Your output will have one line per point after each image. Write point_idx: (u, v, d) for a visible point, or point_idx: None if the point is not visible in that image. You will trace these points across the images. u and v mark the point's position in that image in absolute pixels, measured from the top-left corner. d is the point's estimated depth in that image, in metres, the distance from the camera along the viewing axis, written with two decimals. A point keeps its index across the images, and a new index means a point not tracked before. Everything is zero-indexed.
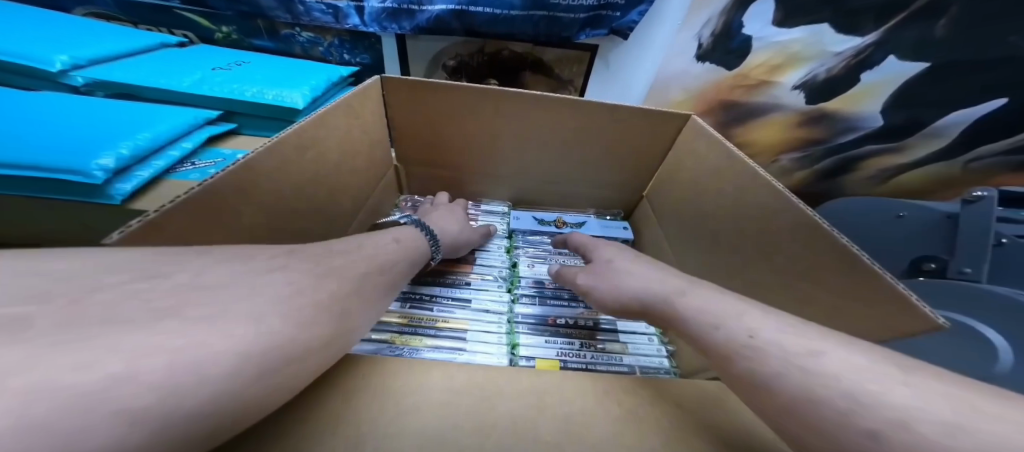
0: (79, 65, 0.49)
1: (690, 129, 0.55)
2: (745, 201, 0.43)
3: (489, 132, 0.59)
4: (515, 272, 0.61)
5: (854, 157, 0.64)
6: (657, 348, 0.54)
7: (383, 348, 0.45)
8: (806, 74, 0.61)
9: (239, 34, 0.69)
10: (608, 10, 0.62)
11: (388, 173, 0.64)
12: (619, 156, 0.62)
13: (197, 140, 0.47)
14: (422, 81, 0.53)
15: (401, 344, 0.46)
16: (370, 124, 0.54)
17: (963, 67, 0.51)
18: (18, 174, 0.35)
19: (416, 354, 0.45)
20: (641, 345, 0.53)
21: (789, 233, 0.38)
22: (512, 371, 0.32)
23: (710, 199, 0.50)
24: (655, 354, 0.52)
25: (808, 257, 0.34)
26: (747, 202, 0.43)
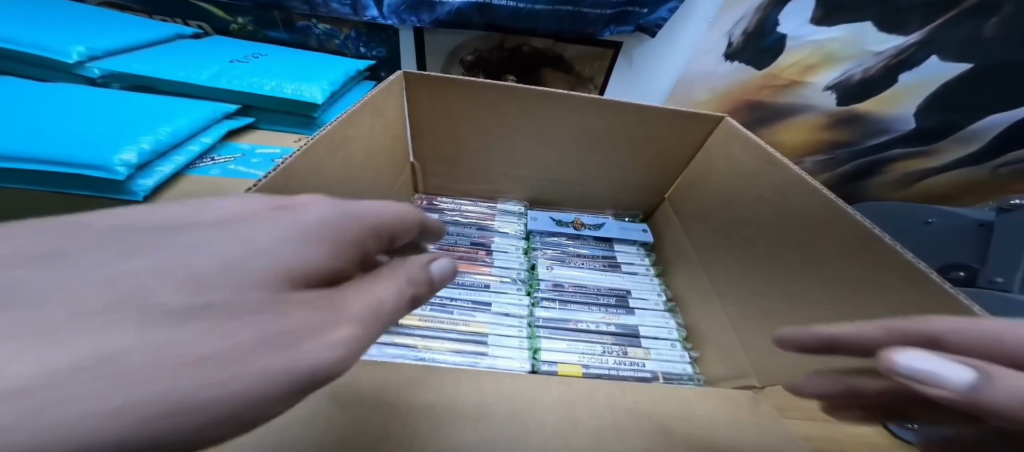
0: (95, 56, 0.47)
1: (723, 131, 0.54)
2: (784, 207, 0.41)
3: (510, 129, 0.57)
4: (533, 275, 0.58)
5: (883, 160, 0.58)
6: (680, 354, 0.49)
7: (402, 354, 0.43)
8: (840, 74, 0.60)
9: (254, 25, 0.68)
10: (635, 6, 0.61)
11: (405, 170, 0.62)
12: (643, 157, 0.60)
13: (217, 134, 0.46)
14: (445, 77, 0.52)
15: (425, 348, 0.45)
16: (392, 122, 0.52)
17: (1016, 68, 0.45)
18: (35, 167, 0.34)
19: (436, 360, 0.44)
20: (663, 351, 0.49)
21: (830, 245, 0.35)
22: (541, 380, 0.31)
23: (742, 203, 0.48)
24: (680, 361, 0.48)
25: (850, 268, 0.32)
26: (785, 206, 0.41)
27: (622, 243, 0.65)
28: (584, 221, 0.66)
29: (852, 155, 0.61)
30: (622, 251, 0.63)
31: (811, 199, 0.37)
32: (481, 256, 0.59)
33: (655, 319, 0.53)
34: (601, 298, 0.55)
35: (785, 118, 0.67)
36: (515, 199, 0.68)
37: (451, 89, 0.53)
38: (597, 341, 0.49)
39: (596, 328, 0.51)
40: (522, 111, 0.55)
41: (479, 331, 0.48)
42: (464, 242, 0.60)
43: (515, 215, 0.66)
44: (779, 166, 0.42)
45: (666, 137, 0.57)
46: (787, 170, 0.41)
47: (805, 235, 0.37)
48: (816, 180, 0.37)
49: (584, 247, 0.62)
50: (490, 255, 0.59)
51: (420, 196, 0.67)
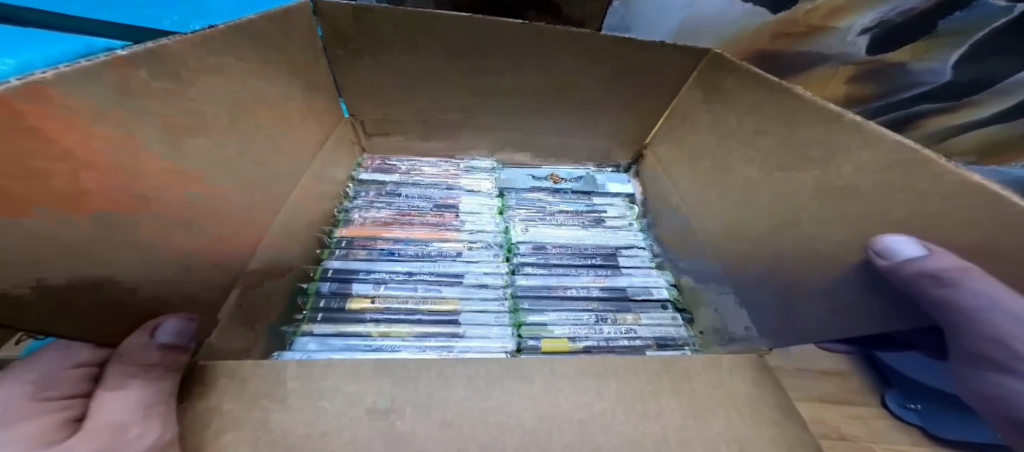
0: None
1: (711, 65, 0.48)
2: (790, 144, 0.35)
3: (472, 65, 0.48)
4: (509, 237, 0.49)
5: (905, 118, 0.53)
6: (671, 316, 0.44)
7: (355, 345, 0.37)
8: (881, 14, 0.50)
9: None
10: None
11: (338, 127, 0.52)
12: (631, 93, 0.53)
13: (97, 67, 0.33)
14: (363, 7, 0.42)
15: (381, 336, 0.38)
16: (306, 56, 0.43)
17: None
18: None
19: (399, 350, 0.37)
20: (654, 315, 0.44)
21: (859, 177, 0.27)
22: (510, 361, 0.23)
23: (738, 145, 0.42)
24: (670, 323, 0.43)
25: (880, 199, 0.25)
26: (794, 143, 0.35)
27: (602, 196, 0.57)
28: (561, 176, 0.60)
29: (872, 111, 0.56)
30: (602, 205, 0.56)
31: (828, 128, 0.31)
32: (449, 221, 0.50)
33: (644, 275, 0.47)
34: (587, 258, 0.48)
35: (800, 69, 0.58)
36: (483, 156, 0.60)
37: (394, 19, 0.43)
38: (584, 310, 0.43)
39: (584, 294, 0.44)
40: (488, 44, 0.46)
41: (450, 310, 0.41)
42: (426, 206, 0.51)
43: (486, 171, 0.58)
44: (782, 92, 0.36)
45: (654, 73, 0.51)
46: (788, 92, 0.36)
47: (816, 173, 0.32)
48: (828, 101, 0.31)
49: (565, 203, 0.54)
50: (459, 218, 0.50)
51: (370, 157, 0.57)
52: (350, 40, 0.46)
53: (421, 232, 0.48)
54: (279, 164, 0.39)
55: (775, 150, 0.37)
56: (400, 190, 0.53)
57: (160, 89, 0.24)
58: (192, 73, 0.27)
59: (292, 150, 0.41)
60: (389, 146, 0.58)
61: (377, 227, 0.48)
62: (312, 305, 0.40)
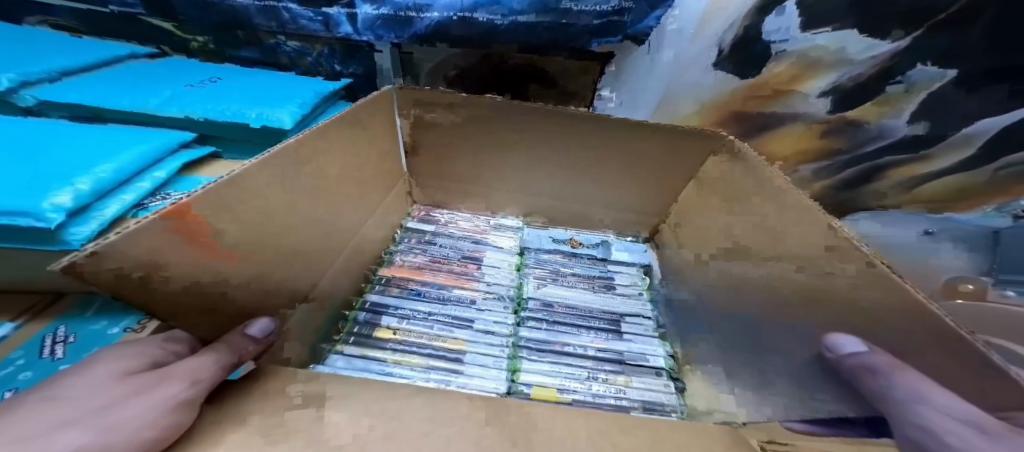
0: (28, 82, 0.43)
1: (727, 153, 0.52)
2: (790, 236, 0.40)
3: (501, 142, 0.56)
4: (521, 292, 0.54)
5: (877, 167, 0.54)
6: (664, 383, 0.44)
7: (371, 365, 0.41)
8: (829, 83, 0.56)
9: (215, 45, 0.64)
10: (621, 16, 0.57)
11: (398, 184, 0.60)
12: (634, 175, 0.58)
13: (171, 169, 0.42)
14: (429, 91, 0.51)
15: (394, 362, 0.42)
16: (376, 135, 0.52)
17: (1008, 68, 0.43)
18: None
19: (412, 376, 0.40)
20: (648, 381, 0.45)
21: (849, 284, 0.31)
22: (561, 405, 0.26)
23: (749, 232, 0.46)
24: (662, 390, 0.44)
25: (867, 306, 0.28)
26: (790, 233, 0.40)
27: (617, 264, 0.60)
28: (580, 240, 0.63)
29: (847, 161, 0.57)
30: (617, 272, 0.59)
31: (812, 227, 0.37)
32: (471, 271, 0.54)
33: (644, 344, 0.49)
34: (591, 320, 0.51)
35: (770, 130, 0.65)
36: (512, 214, 0.64)
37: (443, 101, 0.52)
38: (580, 364, 0.46)
39: (580, 352, 0.47)
40: (503, 127, 0.54)
41: (457, 349, 0.45)
42: (454, 255, 0.56)
43: (512, 229, 0.62)
44: (790, 191, 0.41)
45: (666, 154, 0.55)
46: (795, 193, 0.40)
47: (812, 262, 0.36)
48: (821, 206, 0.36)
49: (579, 267, 0.58)
50: (480, 270, 0.55)
51: (417, 208, 0.63)
52: (412, 113, 0.55)
53: (445, 278, 0.53)
54: (342, 222, 0.45)
55: (779, 239, 0.41)
56: (436, 239, 0.58)
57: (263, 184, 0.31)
58: None
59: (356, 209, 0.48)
60: (433, 199, 0.65)
61: (413, 269, 0.53)
62: (347, 329, 0.45)
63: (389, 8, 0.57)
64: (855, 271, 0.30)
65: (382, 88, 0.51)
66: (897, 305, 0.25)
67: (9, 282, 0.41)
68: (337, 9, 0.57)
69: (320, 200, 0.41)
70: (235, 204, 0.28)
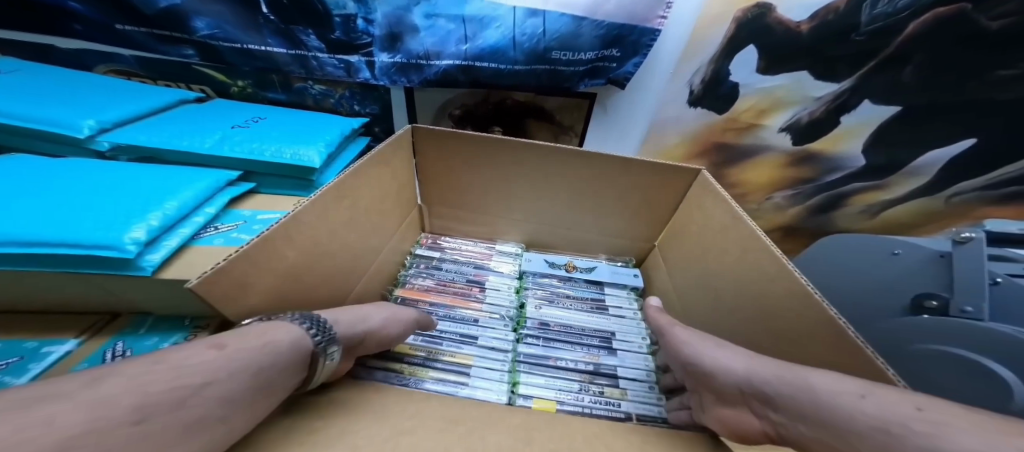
0: (104, 128, 0.52)
1: (699, 184, 0.56)
2: (746, 262, 0.44)
3: (501, 175, 0.61)
4: (522, 312, 0.60)
5: (843, 194, 0.69)
6: (657, 397, 0.50)
7: (391, 377, 0.46)
8: (791, 117, 0.65)
9: (253, 87, 0.74)
10: (605, 61, 0.65)
11: (412, 212, 0.66)
12: (629, 205, 0.62)
13: (220, 204, 0.50)
14: (442, 130, 0.57)
15: (408, 373, 0.48)
16: (400, 169, 0.57)
17: (951, 106, 0.55)
18: (65, 251, 0.36)
19: (420, 385, 0.46)
20: (641, 393, 0.50)
21: (789, 301, 0.36)
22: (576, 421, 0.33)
23: (714, 255, 0.50)
24: (655, 402, 0.49)
25: (806, 327, 0.33)
26: (746, 259, 0.44)
27: (612, 287, 0.65)
28: (576, 264, 0.67)
29: (815, 189, 0.71)
30: (612, 294, 0.64)
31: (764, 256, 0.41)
32: (475, 293, 0.60)
33: (636, 361, 0.54)
34: (585, 338, 0.57)
35: (751, 158, 0.72)
36: (513, 239, 0.71)
37: (450, 138, 0.57)
38: (576, 378, 0.51)
39: (574, 366, 0.53)
40: (502, 160, 0.59)
41: (464, 363, 0.50)
42: (459, 278, 0.62)
43: (512, 255, 0.68)
44: (743, 223, 0.45)
45: (649, 188, 0.59)
46: (748, 225, 0.44)
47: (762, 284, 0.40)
48: (769, 238, 0.40)
49: (574, 289, 0.64)
50: (483, 291, 0.61)
51: (427, 235, 0.70)
52: (422, 153, 0.61)
53: (451, 299, 0.59)
54: (367, 249, 0.52)
55: (739, 265, 0.45)
56: (442, 264, 0.64)
57: (306, 220, 0.37)
58: (326, 208, 0.41)
59: (378, 235, 0.54)
60: (443, 225, 0.71)
61: (422, 291, 0.59)
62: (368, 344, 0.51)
63: (404, 57, 0.65)
64: (789, 290, 0.36)
65: (402, 128, 0.56)
66: (822, 324, 0.31)
67: (75, 303, 0.47)
68: (358, 58, 0.66)
69: (354, 228, 0.47)
70: (294, 235, 0.36)
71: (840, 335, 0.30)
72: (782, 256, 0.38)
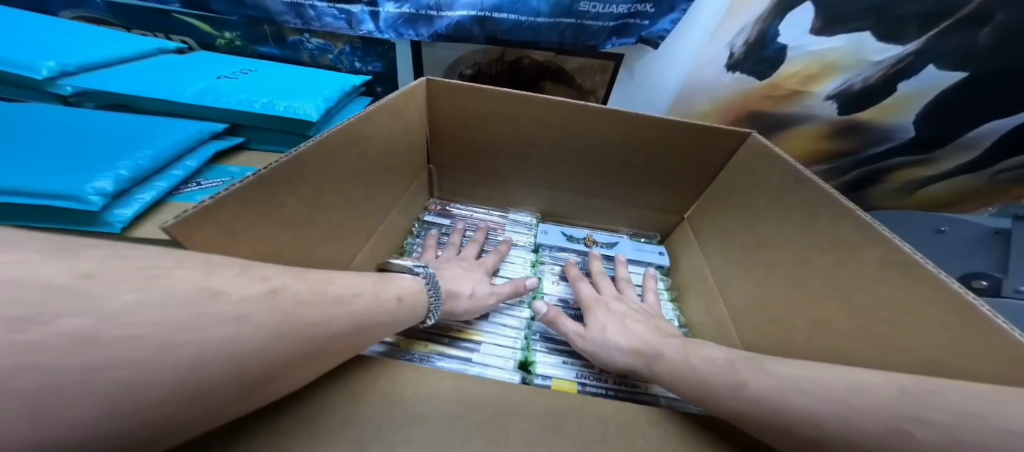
0: (67, 71, 0.45)
1: (747, 149, 0.51)
2: (810, 231, 0.39)
3: (522, 139, 0.55)
4: (538, 288, 0.55)
5: (884, 169, 0.64)
6: None
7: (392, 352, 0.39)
8: (842, 84, 0.59)
9: (242, 40, 0.66)
10: (637, 18, 0.58)
11: (421, 174, 0.60)
12: (660, 173, 0.56)
13: (202, 158, 0.43)
14: (459, 83, 0.50)
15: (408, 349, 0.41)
16: (410, 124, 0.51)
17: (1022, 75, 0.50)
18: (11, 201, 0.30)
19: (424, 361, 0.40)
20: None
21: (875, 276, 0.32)
22: (602, 402, 0.29)
23: (769, 224, 0.45)
24: None
25: (897, 301, 0.29)
26: (814, 229, 0.39)
27: (635, 264, 0.60)
28: (596, 239, 0.62)
29: (855, 163, 0.66)
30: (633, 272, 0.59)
31: (842, 222, 0.36)
32: None
33: None
34: None
35: (787, 129, 0.67)
36: (529, 209, 0.66)
37: (467, 93, 0.51)
38: None
39: None
40: (521, 120, 0.53)
41: (470, 338, 0.45)
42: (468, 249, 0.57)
43: (528, 225, 0.63)
44: (811, 186, 0.40)
45: (686, 154, 0.54)
46: (819, 187, 0.39)
47: (835, 257, 0.36)
48: (848, 199, 0.36)
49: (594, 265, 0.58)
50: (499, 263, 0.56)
51: (435, 201, 0.64)
52: (435, 109, 0.54)
53: None
54: (373, 212, 0.46)
55: (799, 239, 0.40)
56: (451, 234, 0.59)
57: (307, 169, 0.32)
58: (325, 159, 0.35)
59: (386, 196, 0.49)
60: (453, 192, 0.66)
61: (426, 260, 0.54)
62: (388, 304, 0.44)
63: (412, 6, 0.58)
64: (878, 261, 0.31)
65: (415, 80, 0.50)
66: (928, 311, 0.27)
67: None
68: (361, 7, 0.59)
69: (361, 181, 0.42)
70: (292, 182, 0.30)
71: (955, 315, 0.25)
72: (868, 218, 0.33)
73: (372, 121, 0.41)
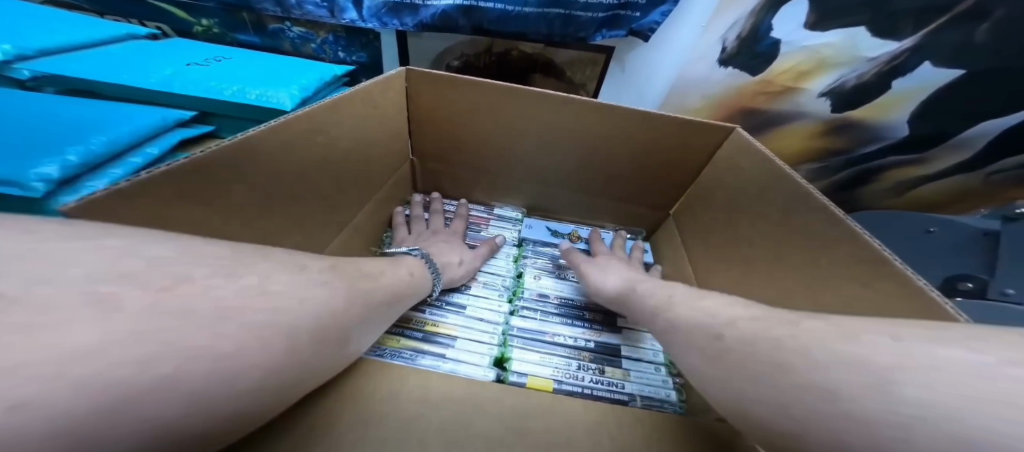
0: (23, 55, 0.43)
1: (731, 143, 0.49)
2: (786, 226, 0.38)
3: (505, 131, 0.53)
4: (519, 282, 0.53)
5: (874, 169, 0.63)
6: (663, 379, 0.43)
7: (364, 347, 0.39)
8: (835, 80, 0.58)
9: (220, 28, 0.64)
10: (627, 10, 0.57)
11: (403, 167, 0.58)
12: (647, 168, 0.55)
13: (166, 145, 0.41)
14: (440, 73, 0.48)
15: (382, 343, 0.40)
16: (389, 115, 0.49)
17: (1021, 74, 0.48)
18: None
19: (393, 357, 0.38)
20: (644, 374, 0.43)
21: (846, 273, 0.31)
22: (570, 402, 0.28)
23: (750, 221, 0.43)
24: (661, 385, 0.42)
25: (867, 297, 0.28)
26: (790, 228, 0.38)
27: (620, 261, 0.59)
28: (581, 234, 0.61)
29: (846, 162, 0.64)
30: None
31: (818, 217, 0.35)
32: None
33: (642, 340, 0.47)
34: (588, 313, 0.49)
35: (779, 126, 0.66)
36: (514, 204, 0.64)
37: (447, 82, 0.49)
38: (576, 357, 0.43)
39: (571, 342, 0.45)
40: (501, 111, 0.51)
41: (446, 333, 0.43)
42: None
43: (513, 221, 0.62)
44: (789, 181, 0.39)
45: (673, 148, 0.52)
46: (795, 182, 0.38)
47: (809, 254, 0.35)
48: (824, 195, 0.35)
49: None
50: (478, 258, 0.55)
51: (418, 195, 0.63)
52: (416, 98, 0.52)
53: None
54: (347, 204, 0.45)
55: (778, 234, 0.39)
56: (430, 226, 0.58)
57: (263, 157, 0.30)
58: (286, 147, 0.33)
59: (362, 186, 0.47)
60: (438, 186, 0.64)
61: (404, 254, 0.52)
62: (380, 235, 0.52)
63: None
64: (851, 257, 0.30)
65: (393, 70, 0.48)
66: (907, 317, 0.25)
67: None
68: None
69: (330, 169, 0.40)
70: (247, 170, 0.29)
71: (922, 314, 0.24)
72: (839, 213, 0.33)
73: (343, 110, 0.39)
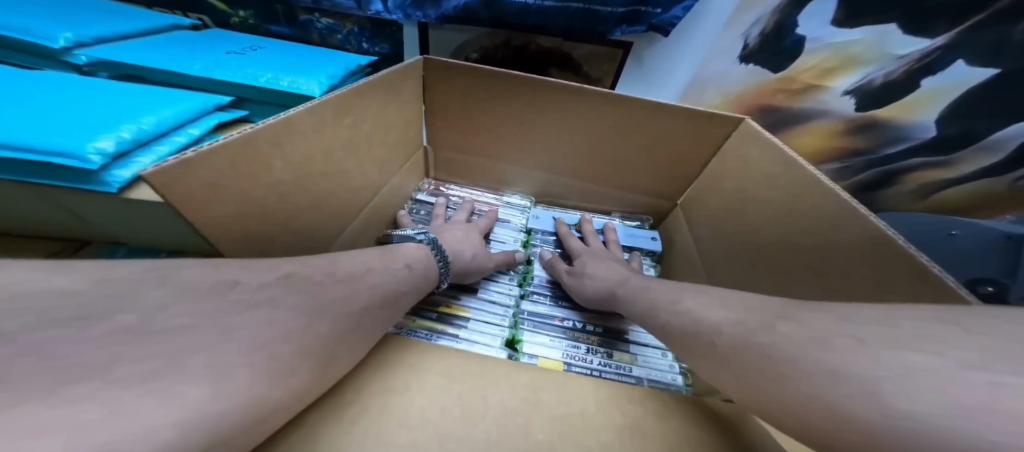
0: (83, 43, 0.46)
1: (741, 135, 0.49)
2: (796, 213, 0.40)
3: (520, 123, 0.55)
4: (528, 268, 0.56)
5: (897, 171, 0.58)
6: (669, 364, 0.43)
7: None
8: (861, 79, 0.56)
9: (256, 19, 0.67)
10: (648, 5, 0.56)
11: (417, 154, 0.60)
12: (657, 160, 0.55)
13: (205, 127, 0.43)
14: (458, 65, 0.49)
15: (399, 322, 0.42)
16: (407, 104, 0.51)
17: None
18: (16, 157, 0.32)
19: (411, 334, 0.41)
20: (652, 359, 0.43)
21: (853, 258, 0.33)
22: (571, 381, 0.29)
23: (759, 208, 0.45)
24: (667, 370, 0.43)
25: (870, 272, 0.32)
26: (797, 215, 0.40)
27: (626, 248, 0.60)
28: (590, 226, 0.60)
29: (867, 163, 0.60)
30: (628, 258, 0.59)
31: (823, 202, 0.37)
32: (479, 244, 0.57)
33: None
34: None
35: (800, 124, 0.65)
36: (523, 193, 0.66)
37: (468, 73, 0.50)
38: (584, 340, 0.45)
39: (578, 326, 0.46)
40: (518, 101, 0.52)
41: (459, 315, 0.45)
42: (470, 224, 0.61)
43: (520, 208, 0.64)
44: (796, 169, 0.40)
45: (688, 141, 0.52)
46: (805, 171, 0.39)
47: (818, 240, 0.37)
48: (833, 183, 0.36)
49: None
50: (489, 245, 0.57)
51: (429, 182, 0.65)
52: (434, 85, 0.53)
53: None
54: (363, 186, 0.48)
55: (788, 224, 0.41)
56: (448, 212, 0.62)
57: None
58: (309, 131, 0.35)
59: (379, 169, 0.50)
60: (451, 174, 0.66)
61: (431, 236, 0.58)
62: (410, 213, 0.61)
63: None
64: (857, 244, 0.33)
65: (413, 59, 0.50)
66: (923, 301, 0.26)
67: (63, 225, 0.41)
68: None
69: (351, 153, 0.43)
70: (277, 148, 0.32)
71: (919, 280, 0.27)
72: (849, 199, 0.34)
73: (365, 99, 0.41)
